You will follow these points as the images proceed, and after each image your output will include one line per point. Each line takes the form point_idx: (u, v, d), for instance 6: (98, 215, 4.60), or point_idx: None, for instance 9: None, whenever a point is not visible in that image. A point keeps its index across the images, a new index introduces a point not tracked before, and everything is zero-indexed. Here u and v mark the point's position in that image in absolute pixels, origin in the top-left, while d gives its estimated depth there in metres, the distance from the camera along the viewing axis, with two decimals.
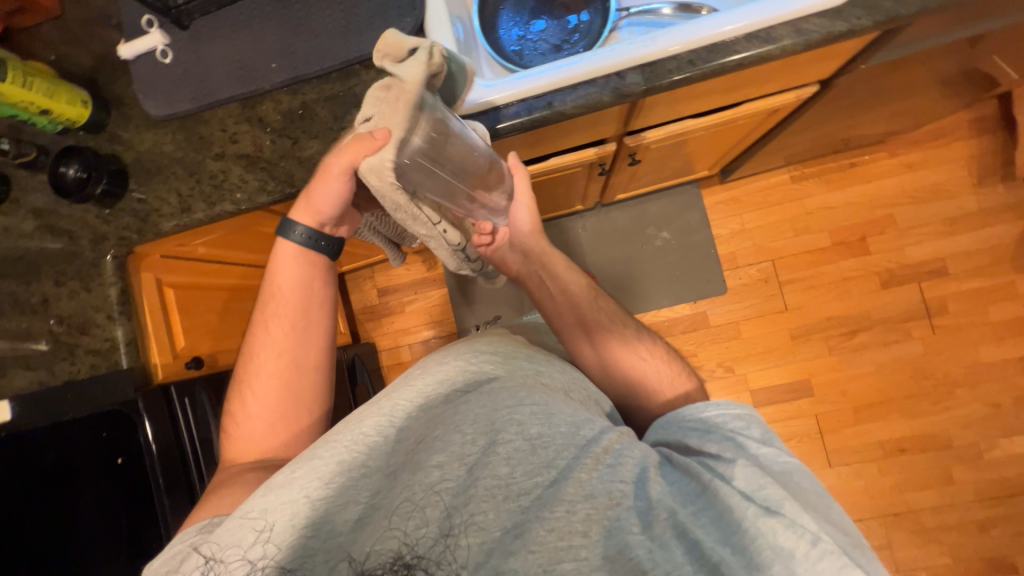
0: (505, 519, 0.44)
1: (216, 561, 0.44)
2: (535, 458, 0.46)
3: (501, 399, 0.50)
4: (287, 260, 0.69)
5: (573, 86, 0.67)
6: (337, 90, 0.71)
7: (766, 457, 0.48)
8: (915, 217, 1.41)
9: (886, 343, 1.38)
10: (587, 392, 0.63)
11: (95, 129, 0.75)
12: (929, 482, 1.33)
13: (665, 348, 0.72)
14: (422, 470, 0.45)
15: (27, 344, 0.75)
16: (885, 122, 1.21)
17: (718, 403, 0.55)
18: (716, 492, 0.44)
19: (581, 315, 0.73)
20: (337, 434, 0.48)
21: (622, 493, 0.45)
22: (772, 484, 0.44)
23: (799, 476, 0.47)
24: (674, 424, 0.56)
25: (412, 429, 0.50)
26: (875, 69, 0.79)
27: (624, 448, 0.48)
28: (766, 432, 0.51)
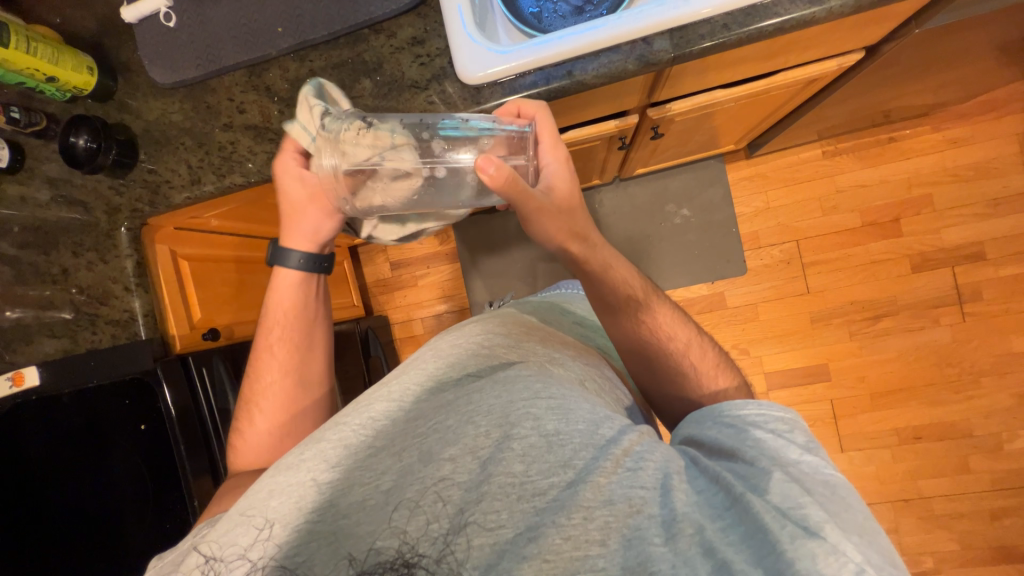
0: (519, 519, 0.43)
1: (217, 561, 0.43)
2: (550, 457, 0.46)
3: (515, 391, 0.50)
4: (287, 287, 0.74)
5: (596, 53, 0.62)
6: (346, 56, 0.68)
7: (809, 465, 0.47)
8: (956, 197, 1.33)
9: (911, 329, 1.34)
10: (603, 385, 0.61)
11: (103, 97, 0.73)
12: (943, 470, 1.31)
13: (713, 358, 0.66)
14: (434, 463, 0.46)
15: (50, 313, 0.77)
16: (933, 93, 1.12)
17: (759, 402, 0.53)
18: (749, 508, 0.43)
19: (614, 320, 0.67)
20: (349, 416, 0.51)
21: (643, 501, 0.44)
22: (810, 504, 0.43)
23: (843, 490, 0.45)
24: (709, 418, 0.54)
25: (424, 416, 0.50)
26: (930, 35, 0.72)
27: (645, 451, 0.47)
28: (809, 440, 0.50)
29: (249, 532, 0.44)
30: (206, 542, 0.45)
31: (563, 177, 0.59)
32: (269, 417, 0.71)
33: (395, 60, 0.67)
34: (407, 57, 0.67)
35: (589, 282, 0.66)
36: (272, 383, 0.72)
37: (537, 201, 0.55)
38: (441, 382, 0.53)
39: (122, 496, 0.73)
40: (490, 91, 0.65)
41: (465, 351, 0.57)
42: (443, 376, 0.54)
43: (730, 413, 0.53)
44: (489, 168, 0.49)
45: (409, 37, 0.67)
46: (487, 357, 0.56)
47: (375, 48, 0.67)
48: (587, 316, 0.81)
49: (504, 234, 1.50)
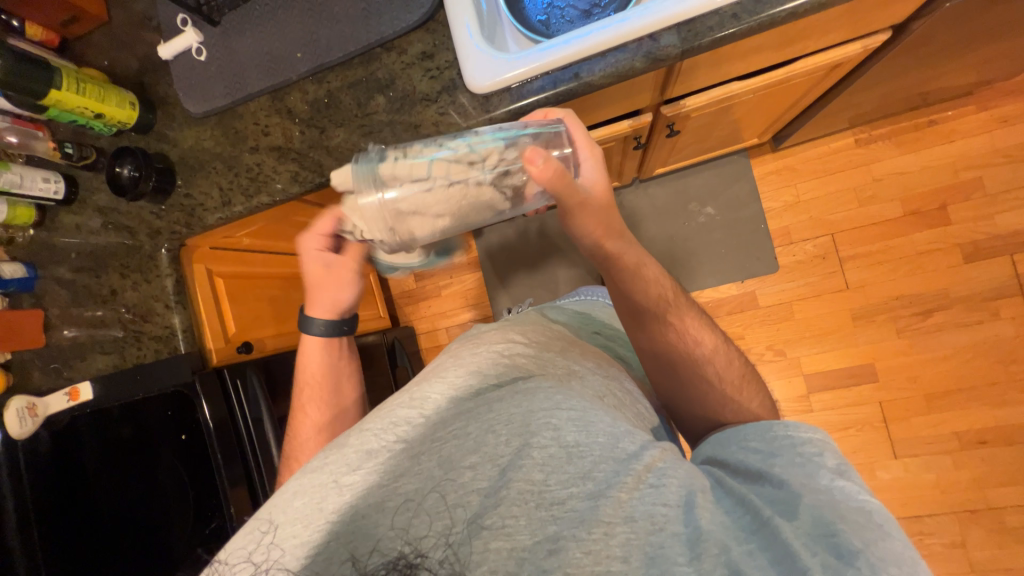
0: (538, 529, 0.42)
1: (222, 563, 0.44)
2: (570, 468, 0.45)
3: (537, 400, 0.49)
4: (314, 349, 0.79)
5: (602, 53, 0.62)
6: (360, 75, 0.71)
7: (842, 491, 0.44)
8: (1010, 179, 1.23)
9: (966, 324, 1.24)
10: (623, 399, 0.59)
11: (144, 129, 0.79)
12: (1014, 478, 1.19)
13: (740, 369, 0.64)
14: (454, 469, 0.46)
15: (102, 331, 0.83)
16: (974, 70, 1.05)
17: (787, 421, 0.51)
18: (777, 533, 0.41)
19: (643, 321, 0.65)
20: (372, 422, 0.51)
21: (666, 518, 0.43)
22: (845, 531, 0.40)
23: (882, 517, 0.42)
24: (733, 442, 0.52)
25: (445, 423, 0.50)
26: (962, 9, 0.68)
27: (669, 467, 0.45)
28: (840, 463, 0.46)
29: (263, 535, 0.44)
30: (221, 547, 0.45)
31: (602, 178, 0.59)
32: None
33: (407, 75, 0.69)
34: (418, 71, 0.69)
35: (620, 285, 0.65)
36: (308, 439, 0.74)
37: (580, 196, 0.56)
38: (462, 389, 0.53)
39: (167, 504, 0.77)
40: (499, 99, 0.66)
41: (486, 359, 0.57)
42: (463, 380, 0.54)
43: (755, 438, 0.50)
44: (537, 159, 0.50)
45: (419, 52, 0.69)
46: (507, 366, 0.56)
47: (387, 65, 0.70)
48: (609, 326, 0.80)
49: (525, 241, 1.50)
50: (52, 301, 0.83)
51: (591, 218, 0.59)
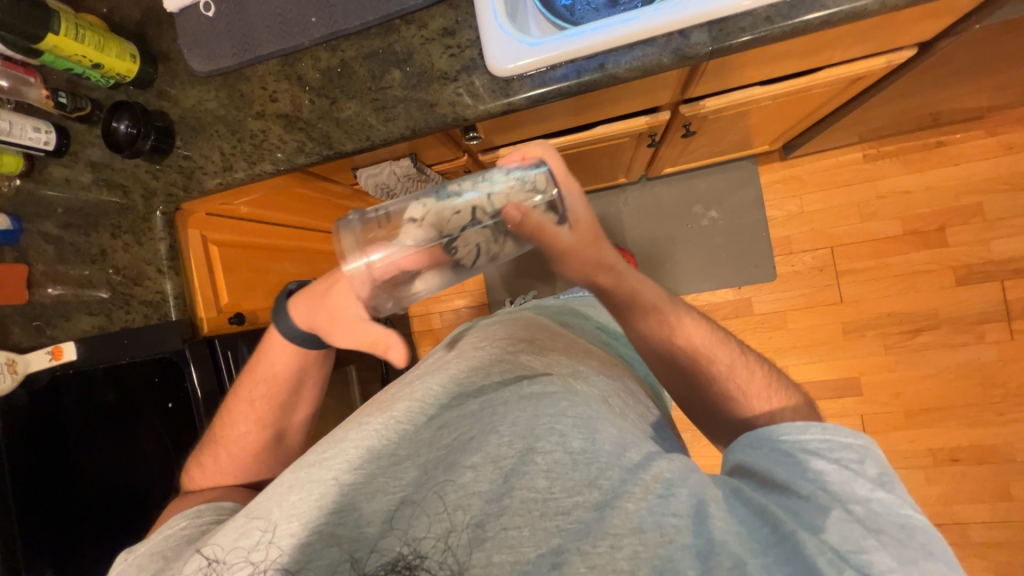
0: (540, 536, 0.43)
1: (220, 563, 0.45)
2: (575, 475, 0.45)
3: (542, 405, 0.49)
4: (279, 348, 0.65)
5: (630, 45, 0.60)
6: (377, 47, 0.68)
7: (880, 502, 0.44)
8: (1009, 206, 1.25)
9: (952, 345, 1.26)
10: (627, 402, 0.60)
11: (144, 84, 0.76)
12: (981, 496, 1.24)
13: (764, 378, 0.59)
14: (457, 473, 0.46)
15: (89, 291, 0.80)
16: (987, 95, 1.05)
17: (826, 426, 0.49)
18: (801, 547, 0.41)
19: (647, 340, 0.64)
20: (372, 417, 0.52)
21: (675, 530, 0.43)
22: (875, 548, 0.41)
23: (924, 534, 0.42)
24: (766, 444, 0.49)
25: (448, 423, 0.51)
26: (990, 32, 0.68)
27: (676, 478, 0.45)
28: (882, 473, 0.46)
29: (264, 534, 0.45)
30: (219, 546, 0.46)
31: (582, 211, 0.59)
32: (233, 459, 0.67)
33: (426, 50, 0.66)
34: (438, 48, 0.66)
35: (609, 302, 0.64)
36: (245, 434, 0.67)
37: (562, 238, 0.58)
38: (465, 388, 0.54)
39: (152, 473, 0.76)
40: (519, 84, 0.64)
41: (489, 360, 0.57)
42: (467, 380, 0.55)
43: (790, 438, 0.49)
44: (515, 214, 0.54)
45: (440, 27, 0.66)
46: (512, 367, 0.56)
47: (406, 38, 0.67)
48: (610, 324, 0.79)
49: None
50: (37, 257, 0.80)
51: (579, 258, 0.60)
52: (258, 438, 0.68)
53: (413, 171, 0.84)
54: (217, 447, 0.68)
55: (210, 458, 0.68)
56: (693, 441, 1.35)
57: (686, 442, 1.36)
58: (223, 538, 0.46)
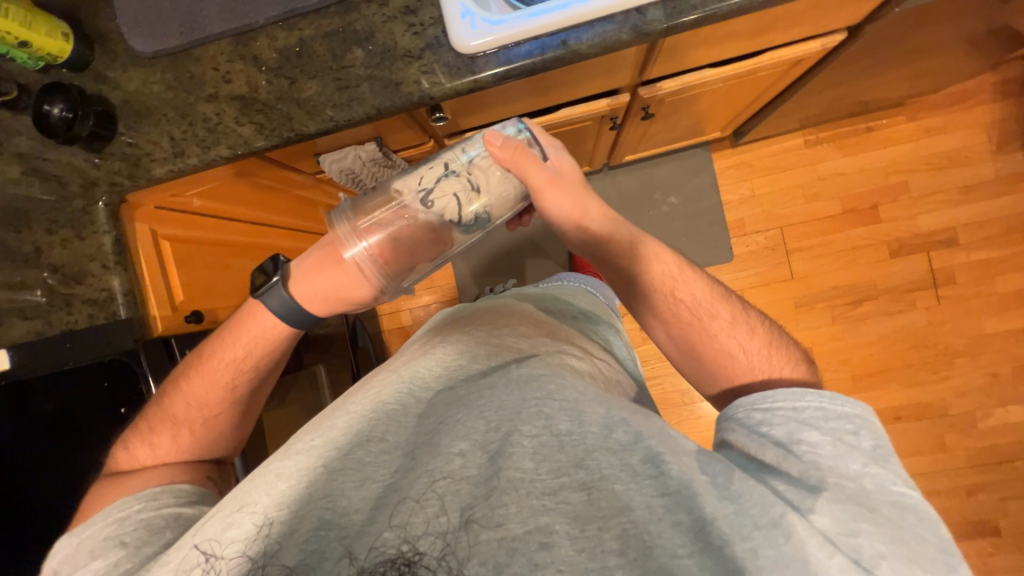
0: (529, 517, 0.42)
1: (218, 559, 0.42)
2: (561, 457, 0.45)
3: (529, 387, 0.50)
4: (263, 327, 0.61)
5: (591, 22, 0.62)
6: (337, 25, 0.67)
7: (873, 478, 0.44)
8: (930, 184, 1.37)
9: (889, 313, 1.38)
10: (609, 380, 0.61)
11: (79, 67, 0.70)
12: (922, 449, 1.35)
13: (764, 336, 0.60)
14: (443, 457, 0.46)
15: (22, 295, 0.73)
16: (907, 83, 1.17)
17: (824, 395, 0.50)
18: (791, 532, 0.40)
19: (654, 307, 0.64)
20: (358, 401, 0.51)
21: (664, 509, 0.43)
22: (864, 530, 0.41)
23: (915, 510, 0.43)
24: (760, 416, 0.51)
25: (436, 410, 0.51)
26: (906, 18, 0.75)
27: (666, 454, 0.45)
28: (877, 447, 0.46)
29: (251, 522, 0.43)
30: (206, 537, 0.44)
31: (565, 160, 0.63)
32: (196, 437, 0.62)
33: (388, 29, 0.66)
34: (400, 26, 0.66)
35: (617, 267, 0.65)
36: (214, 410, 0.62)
37: (543, 176, 0.59)
38: (452, 375, 0.54)
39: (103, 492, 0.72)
40: (484, 61, 0.64)
41: (475, 348, 0.58)
42: (455, 369, 0.55)
43: (790, 411, 0.50)
44: (496, 140, 0.58)
45: (402, 6, 0.66)
46: (497, 352, 0.57)
47: (366, 17, 0.66)
48: (590, 312, 0.81)
49: None
50: None
51: (564, 199, 0.61)
52: (215, 414, 0.63)
53: (379, 156, 0.83)
54: (170, 424, 0.61)
55: (162, 436, 0.61)
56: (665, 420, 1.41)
57: None
58: (209, 528, 0.44)
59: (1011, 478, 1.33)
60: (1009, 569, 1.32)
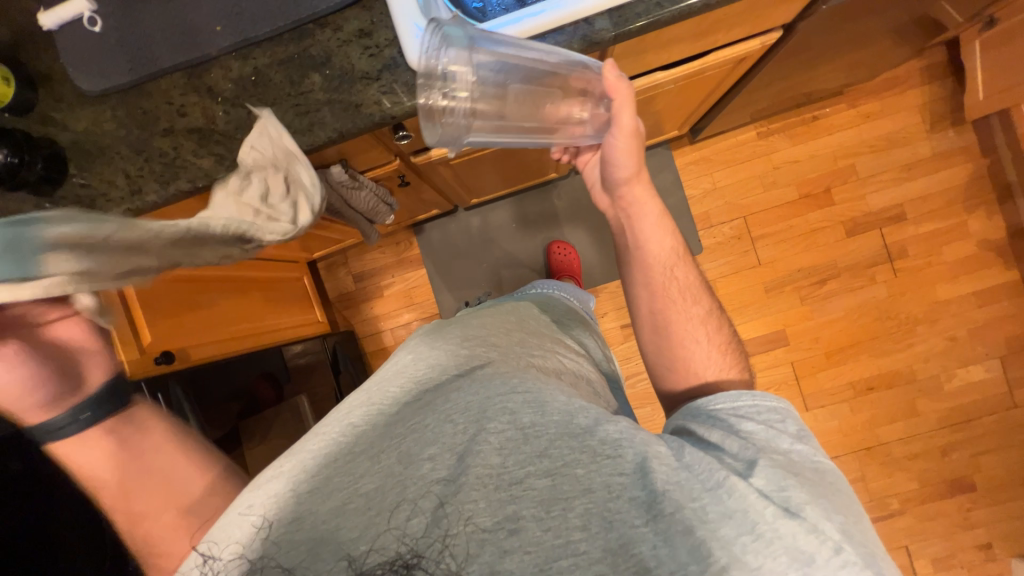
0: (496, 509, 0.43)
1: (214, 559, 0.42)
2: (526, 448, 0.46)
3: (493, 386, 0.50)
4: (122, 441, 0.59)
5: (542, 35, 0.65)
6: (292, 52, 0.67)
7: (800, 453, 0.47)
8: (876, 165, 1.46)
9: (852, 289, 1.45)
10: (577, 377, 0.63)
11: (23, 110, 0.68)
12: (896, 416, 1.42)
13: (726, 335, 0.69)
14: (413, 464, 0.45)
15: None
16: (843, 73, 1.24)
17: (755, 393, 0.53)
18: (732, 491, 0.42)
19: (648, 278, 0.72)
20: (327, 426, 0.50)
21: (622, 487, 0.44)
22: (794, 486, 0.43)
23: (833, 476, 0.46)
24: (704, 412, 0.53)
25: (402, 418, 0.50)
26: (832, 15, 0.80)
27: (624, 438, 0.46)
28: (802, 429, 0.49)
29: (245, 527, 0.43)
30: (204, 539, 0.44)
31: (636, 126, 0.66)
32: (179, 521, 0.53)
33: (344, 52, 0.66)
34: (356, 49, 0.66)
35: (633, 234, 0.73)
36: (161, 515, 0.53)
37: (628, 126, 0.64)
38: (423, 383, 0.54)
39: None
40: None
41: (444, 355, 0.58)
42: (425, 376, 0.55)
43: (726, 406, 0.52)
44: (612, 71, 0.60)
45: (356, 29, 0.67)
46: (465, 357, 0.57)
47: (321, 42, 0.67)
48: (563, 311, 0.83)
49: (468, 235, 1.49)
50: None
51: (629, 154, 0.68)
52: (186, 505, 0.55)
53: (345, 178, 0.83)
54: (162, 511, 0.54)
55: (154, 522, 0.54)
56: (653, 414, 1.43)
57: (647, 415, 1.44)
58: (211, 529, 0.43)
59: (980, 434, 1.40)
60: (988, 521, 1.38)
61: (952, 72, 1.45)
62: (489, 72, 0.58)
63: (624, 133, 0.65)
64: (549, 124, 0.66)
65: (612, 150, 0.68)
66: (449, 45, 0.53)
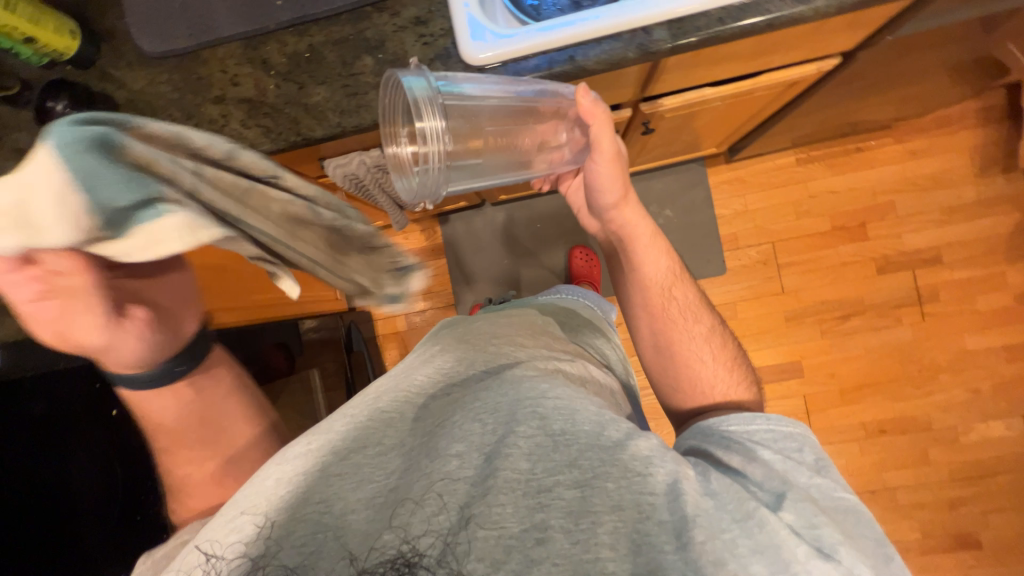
0: (524, 515, 0.43)
1: (217, 560, 0.41)
2: (555, 456, 0.46)
3: (523, 390, 0.50)
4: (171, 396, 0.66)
5: (598, 40, 0.64)
6: (347, 33, 0.68)
7: (820, 487, 0.48)
8: (916, 204, 1.42)
9: (876, 328, 1.41)
10: (601, 388, 0.62)
11: (84, 64, 0.70)
12: (906, 462, 1.38)
13: (731, 352, 0.69)
14: (441, 459, 0.46)
15: None
16: (894, 107, 1.21)
17: (769, 417, 0.54)
18: (764, 523, 0.42)
19: (647, 298, 0.71)
20: (355, 408, 0.51)
21: (652, 507, 0.43)
22: (825, 524, 0.43)
23: (854, 513, 0.47)
24: (716, 433, 0.54)
25: (432, 414, 0.52)
26: (896, 46, 0.78)
27: (654, 456, 0.46)
28: (818, 459, 0.50)
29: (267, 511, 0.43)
30: (206, 538, 0.42)
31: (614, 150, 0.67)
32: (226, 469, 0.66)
33: (398, 38, 0.67)
34: (411, 36, 0.67)
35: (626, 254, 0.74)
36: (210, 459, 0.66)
37: (610, 148, 0.66)
38: (451, 380, 0.55)
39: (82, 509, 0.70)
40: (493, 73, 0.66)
41: (471, 354, 0.59)
42: (454, 374, 0.56)
43: (739, 430, 0.53)
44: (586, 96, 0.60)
45: (413, 16, 0.67)
46: (492, 357, 0.58)
47: (378, 26, 0.67)
48: (586, 321, 0.83)
49: (491, 231, 1.50)
50: None
51: (612, 177, 0.69)
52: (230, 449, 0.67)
53: (383, 162, 0.84)
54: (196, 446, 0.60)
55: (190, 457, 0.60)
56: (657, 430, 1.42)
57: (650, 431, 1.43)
58: (212, 529, 0.42)
59: (992, 492, 1.36)
60: None
61: (1009, 116, 1.40)
62: (459, 116, 0.58)
63: (605, 158, 0.67)
64: (525, 157, 0.64)
65: (594, 174, 0.69)
66: (418, 97, 0.50)
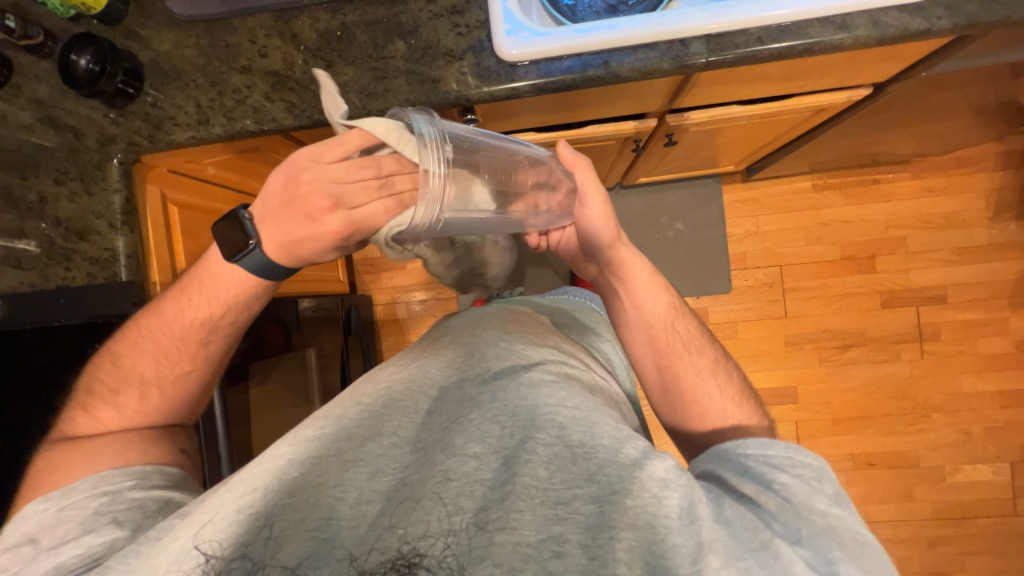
0: (542, 524, 0.43)
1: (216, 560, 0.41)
2: (574, 468, 0.45)
3: (543, 396, 0.49)
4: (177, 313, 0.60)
5: (634, 47, 0.63)
6: (381, 15, 0.67)
7: (837, 518, 0.46)
8: (927, 242, 1.42)
9: (875, 361, 1.41)
10: (610, 396, 0.62)
11: (110, 20, 0.69)
12: (890, 496, 1.39)
13: (738, 384, 0.64)
14: (457, 457, 0.46)
15: (17, 244, 0.70)
16: (916, 142, 1.20)
17: (789, 445, 0.52)
18: (779, 555, 0.42)
19: (651, 337, 0.66)
20: (367, 393, 0.53)
21: (668, 530, 0.42)
22: (842, 561, 0.43)
23: (871, 549, 0.45)
24: (732, 457, 0.52)
25: (447, 408, 0.51)
26: (929, 81, 0.77)
27: (671, 480, 0.44)
28: (837, 492, 0.49)
29: (277, 490, 0.44)
30: (206, 538, 0.41)
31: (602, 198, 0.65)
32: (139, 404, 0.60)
33: (432, 26, 0.66)
34: (445, 25, 0.66)
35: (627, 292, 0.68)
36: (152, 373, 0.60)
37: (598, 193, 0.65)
38: (467, 375, 0.55)
39: None
40: (525, 70, 0.65)
41: (484, 351, 0.58)
42: (470, 370, 0.55)
43: (757, 453, 0.51)
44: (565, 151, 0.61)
45: (449, 5, 0.66)
46: (508, 354, 0.57)
47: (412, 11, 0.67)
48: (593, 327, 0.83)
49: None
50: None
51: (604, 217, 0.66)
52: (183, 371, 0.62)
53: None
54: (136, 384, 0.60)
55: (127, 397, 0.60)
56: None
57: None
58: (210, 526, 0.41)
59: (972, 534, 1.37)
60: None
61: None
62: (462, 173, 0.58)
63: (596, 202, 0.65)
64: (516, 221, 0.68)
65: (585, 220, 0.66)
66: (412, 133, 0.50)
